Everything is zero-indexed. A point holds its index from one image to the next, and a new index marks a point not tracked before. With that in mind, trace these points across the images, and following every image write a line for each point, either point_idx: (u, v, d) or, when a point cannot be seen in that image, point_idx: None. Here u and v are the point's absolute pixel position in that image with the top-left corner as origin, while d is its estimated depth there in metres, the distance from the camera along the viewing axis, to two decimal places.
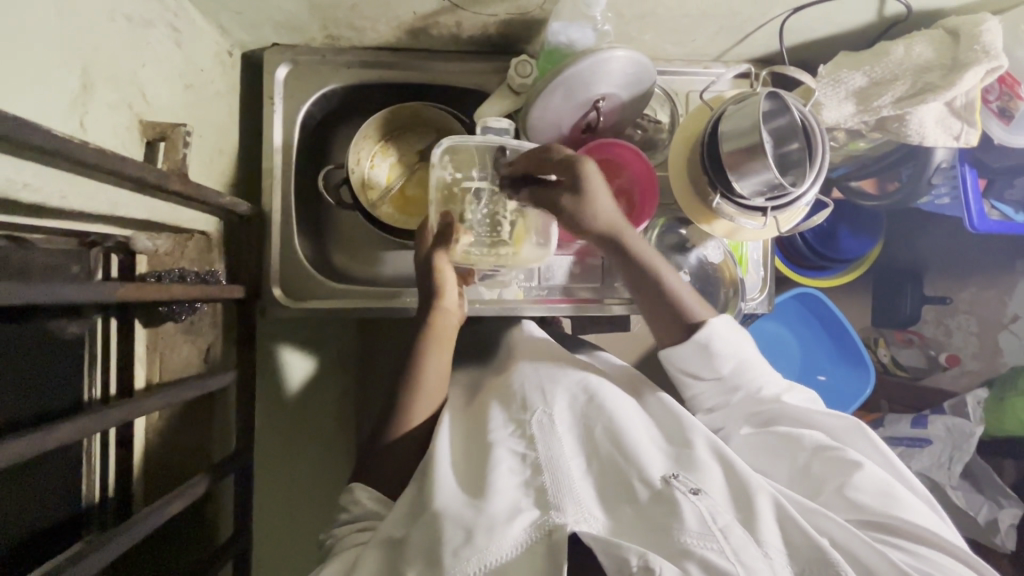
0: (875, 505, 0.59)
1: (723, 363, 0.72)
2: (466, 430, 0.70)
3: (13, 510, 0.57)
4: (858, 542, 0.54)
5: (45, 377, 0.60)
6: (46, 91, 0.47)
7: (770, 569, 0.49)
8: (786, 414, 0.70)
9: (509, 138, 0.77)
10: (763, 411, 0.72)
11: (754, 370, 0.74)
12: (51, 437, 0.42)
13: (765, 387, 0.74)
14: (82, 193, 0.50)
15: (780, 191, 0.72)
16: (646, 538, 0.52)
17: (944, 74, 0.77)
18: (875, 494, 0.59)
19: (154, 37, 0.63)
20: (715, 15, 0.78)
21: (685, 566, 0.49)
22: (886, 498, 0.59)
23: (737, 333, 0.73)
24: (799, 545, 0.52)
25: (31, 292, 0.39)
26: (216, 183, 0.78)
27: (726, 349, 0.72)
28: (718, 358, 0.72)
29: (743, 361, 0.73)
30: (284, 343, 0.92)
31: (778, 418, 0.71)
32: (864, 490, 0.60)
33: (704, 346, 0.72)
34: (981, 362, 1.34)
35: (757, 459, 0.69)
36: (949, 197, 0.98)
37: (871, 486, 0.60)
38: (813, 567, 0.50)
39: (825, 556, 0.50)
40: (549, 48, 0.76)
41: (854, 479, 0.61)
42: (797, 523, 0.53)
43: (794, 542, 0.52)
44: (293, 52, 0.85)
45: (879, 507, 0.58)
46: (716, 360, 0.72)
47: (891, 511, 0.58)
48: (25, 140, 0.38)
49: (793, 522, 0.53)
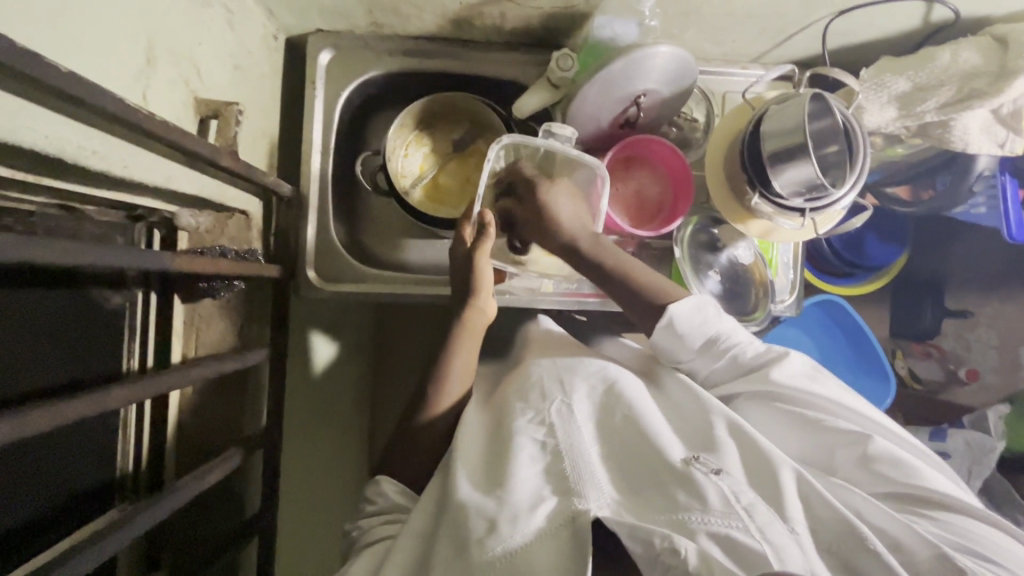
0: (897, 476, 0.58)
1: (693, 341, 0.70)
2: (487, 422, 0.68)
3: (58, 472, 0.58)
4: (885, 517, 0.53)
5: (92, 345, 0.61)
6: (116, 62, 0.48)
7: (800, 548, 0.48)
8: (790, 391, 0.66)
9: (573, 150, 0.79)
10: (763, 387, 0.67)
11: (726, 342, 0.70)
12: (110, 398, 0.43)
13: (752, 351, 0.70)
14: (140, 163, 0.52)
15: (820, 191, 0.73)
16: (662, 512, 0.51)
17: (990, 81, 0.78)
18: (895, 465, 0.59)
19: (211, 16, 0.64)
20: (758, 15, 0.79)
21: (702, 540, 0.47)
22: (905, 467, 0.58)
23: (701, 310, 0.70)
24: (827, 521, 0.51)
25: (103, 256, 0.40)
26: (258, 163, 0.80)
27: (691, 330, 0.70)
28: (687, 340, 0.70)
29: (713, 336, 0.70)
30: (310, 326, 0.92)
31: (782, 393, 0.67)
32: (885, 461, 0.59)
33: (666, 330, 0.70)
34: (1000, 378, 1.32)
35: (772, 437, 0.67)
36: (986, 206, 0.97)
37: (890, 457, 0.59)
38: (843, 543, 0.50)
39: (855, 532, 0.50)
40: (591, 42, 0.78)
41: (874, 451, 0.59)
42: (822, 498, 0.53)
43: (820, 518, 0.52)
44: (337, 38, 0.87)
45: (903, 478, 0.58)
46: (687, 340, 0.70)
47: (913, 481, 0.57)
48: (103, 109, 0.40)
49: (819, 497, 0.53)
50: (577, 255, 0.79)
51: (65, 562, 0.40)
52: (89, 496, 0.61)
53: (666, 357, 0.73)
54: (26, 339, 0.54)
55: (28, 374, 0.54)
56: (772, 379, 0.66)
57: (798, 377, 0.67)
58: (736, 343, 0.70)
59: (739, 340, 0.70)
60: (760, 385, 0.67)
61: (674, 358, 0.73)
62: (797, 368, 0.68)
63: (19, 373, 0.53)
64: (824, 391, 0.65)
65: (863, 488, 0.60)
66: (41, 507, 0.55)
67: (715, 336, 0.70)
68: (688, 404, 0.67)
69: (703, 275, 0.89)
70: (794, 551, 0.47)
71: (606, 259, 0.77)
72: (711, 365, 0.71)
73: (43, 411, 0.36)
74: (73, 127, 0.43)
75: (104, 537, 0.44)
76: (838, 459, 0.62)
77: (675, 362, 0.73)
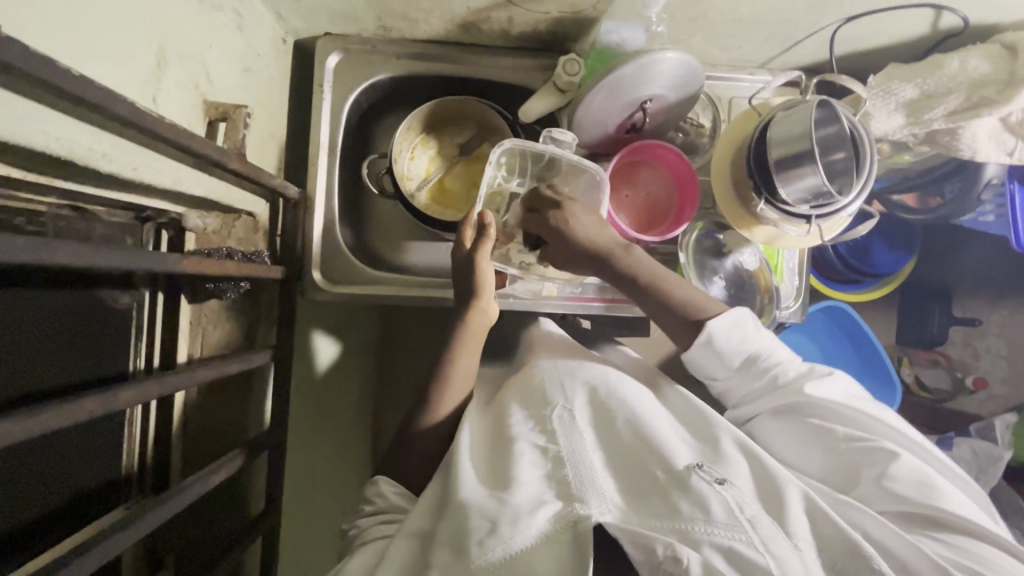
0: (911, 494, 0.56)
1: (733, 358, 0.71)
2: (487, 427, 0.68)
3: (65, 470, 0.58)
4: (891, 535, 0.52)
5: (100, 344, 0.62)
6: (127, 65, 0.49)
7: (802, 562, 0.47)
8: (821, 406, 0.67)
9: (572, 155, 0.79)
10: (797, 402, 0.68)
11: (767, 360, 0.71)
12: (117, 398, 0.43)
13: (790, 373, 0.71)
14: (149, 165, 0.53)
15: (826, 199, 0.73)
16: (663, 520, 0.50)
17: (1000, 89, 0.77)
18: (911, 483, 0.57)
19: (221, 20, 0.65)
20: (765, 21, 0.79)
21: (706, 552, 0.47)
22: (922, 486, 0.57)
23: (740, 327, 0.70)
24: (832, 539, 0.50)
25: (115, 258, 0.41)
26: (266, 165, 0.80)
27: (730, 348, 0.70)
28: (725, 357, 0.71)
29: (754, 354, 0.71)
30: (315, 327, 0.93)
31: (810, 408, 0.67)
32: (901, 479, 0.57)
33: (704, 346, 0.71)
34: (1010, 386, 1.33)
35: (787, 450, 0.68)
36: (994, 215, 0.99)
37: (906, 474, 0.58)
38: (846, 563, 0.48)
39: (859, 551, 0.48)
40: (598, 48, 0.78)
41: (890, 468, 0.58)
42: (828, 516, 0.51)
43: (825, 534, 0.50)
44: (345, 41, 0.87)
45: (917, 497, 0.56)
46: (724, 357, 0.71)
47: (928, 501, 0.56)
48: (112, 112, 0.40)
49: (825, 516, 0.51)
50: (607, 269, 0.77)
51: (70, 560, 0.40)
52: (94, 494, 0.61)
53: (701, 373, 0.74)
54: (36, 338, 0.55)
55: (37, 372, 0.54)
56: (806, 394, 0.67)
57: (834, 395, 0.68)
58: (778, 362, 0.71)
59: (780, 359, 0.71)
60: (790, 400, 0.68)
61: (709, 373, 0.73)
62: (835, 388, 0.69)
63: (29, 372, 0.53)
64: (865, 409, 0.66)
65: (873, 506, 0.59)
66: (47, 505, 0.56)
67: (755, 354, 0.71)
68: (693, 419, 0.67)
69: (708, 280, 0.88)
70: (798, 565, 0.47)
71: (640, 273, 0.75)
72: (749, 385, 0.72)
73: (51, 411, 0.37)
74: (85, 130, 0.44)
75: (110, 536, 0.44)
76: (852, 475, 0.61)
77: (710, 378, 0.74)
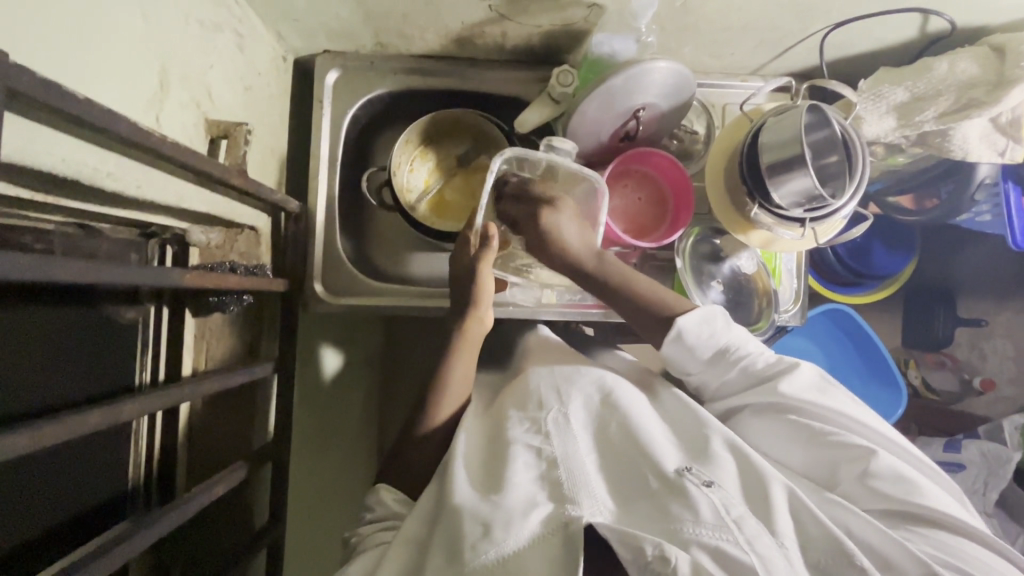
0: (893, 491, 0.56)
1: (702, 353, 0.71)
2: (484, 429, 0.69)
3: (73, 483, 0.59)
4: (876, 534, 0.52)
5: (107, 359, 0.63)
6: (131, 87, 0.51)
7: (785, 559, 0.47)
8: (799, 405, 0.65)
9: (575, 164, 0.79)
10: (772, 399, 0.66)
11: (737, 352, 0.70)
12: (122, 408, 0.44)
13: (764, 357, 0.70)
14: (155, 183, 0.55)
15: (819, 202, 0.73)
16: (651, 525, 0.50)
17: (988, 91, 0.78)
18: (894, 481, 0.57)
19: (221, 41, 0.67)
20: (754, 29, 0.80)
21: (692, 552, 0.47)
22: (906, 485, 0.56)
23: (709, 322, 0.71)
24: (814, 536, 0.50)
25: (117, 272, 0.41)
26: (268, 180, 0.82)
27: (701, 341, 0.70)
28: (695, 350, 0.71)
29: (723, 347, 0.70)
30: (319, 339, 0.94)
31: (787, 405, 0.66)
32: (883, 477, 0.57)
33: (676, 341, 0.71)
34: (1016, 387, 1.30)
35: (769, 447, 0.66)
36: (990, 214, 0.98)
37: (889, 472, 0.57)
38: (829, 560, 0.49)
39: (842, 548, 0.48)
40: (591, 58, 0.80)
41: (872, 466, 0.58)
42: (812, 513, 0.52)
43: (808, 533, 0.51)
44: (343, 59, 0.89)
45: (900, 495, 0.56)
46: (694, 351, 0.71)
47: (911, 498, 0.55)
48: (113, 132, 0.41)
49: (810, 516, 0.52)
50: (579, 273, 0.80)
51: (84, 564, 0.41)
52: (103, 508, 0.62)
53: (675, 368, 0.73)
54: (47, 353, 0.56)
55: (50, 388, 0.56)
56: (778, 392, 0.65)
57: (808, 391, 0.66)
58: (746, 354, 0.70)
59: (750, 352, 0.70)
60: (767, 399, 0.66)
61: (683, 369, 0.73)
62: (806, 381, 0.67)
63: (40, 390, 0.55)
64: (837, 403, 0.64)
65: (858, 503, 0.58)
66: (58, 519, 0.57)
67: (726, 348, 0.70)
68: (683, 419, 0.67)
69: (705, 285, 0.90)
70: (783, 566, 0.47)
71: (612, 276, 0.78)
72: (720, 377, 0.71)
73: (60, 421, 0.38)
74: (90, 151, 0.46)
75: (118, 545, 0.45)
76: (838, 474, 0.61)
77: (685, 372, 0.73)
